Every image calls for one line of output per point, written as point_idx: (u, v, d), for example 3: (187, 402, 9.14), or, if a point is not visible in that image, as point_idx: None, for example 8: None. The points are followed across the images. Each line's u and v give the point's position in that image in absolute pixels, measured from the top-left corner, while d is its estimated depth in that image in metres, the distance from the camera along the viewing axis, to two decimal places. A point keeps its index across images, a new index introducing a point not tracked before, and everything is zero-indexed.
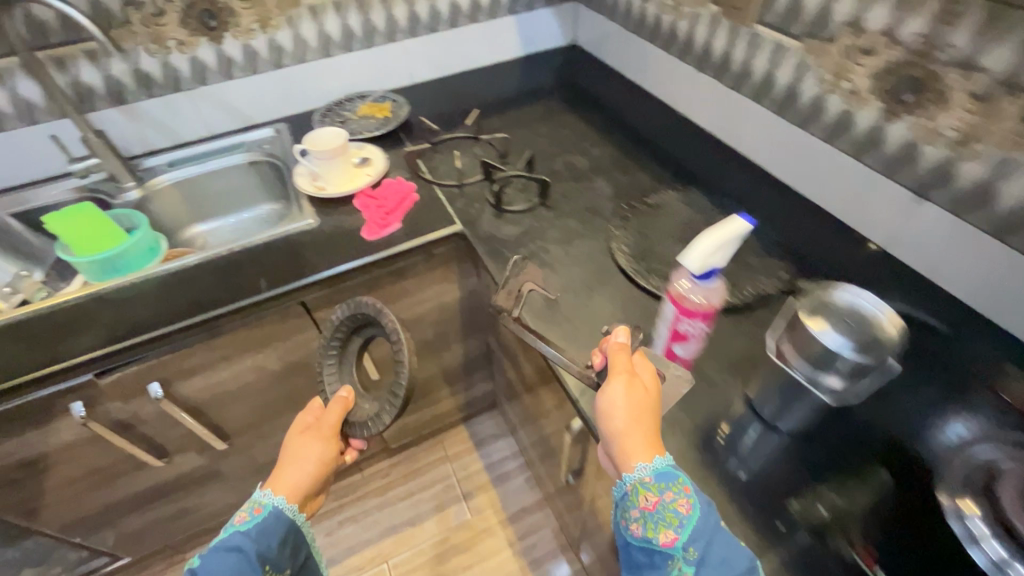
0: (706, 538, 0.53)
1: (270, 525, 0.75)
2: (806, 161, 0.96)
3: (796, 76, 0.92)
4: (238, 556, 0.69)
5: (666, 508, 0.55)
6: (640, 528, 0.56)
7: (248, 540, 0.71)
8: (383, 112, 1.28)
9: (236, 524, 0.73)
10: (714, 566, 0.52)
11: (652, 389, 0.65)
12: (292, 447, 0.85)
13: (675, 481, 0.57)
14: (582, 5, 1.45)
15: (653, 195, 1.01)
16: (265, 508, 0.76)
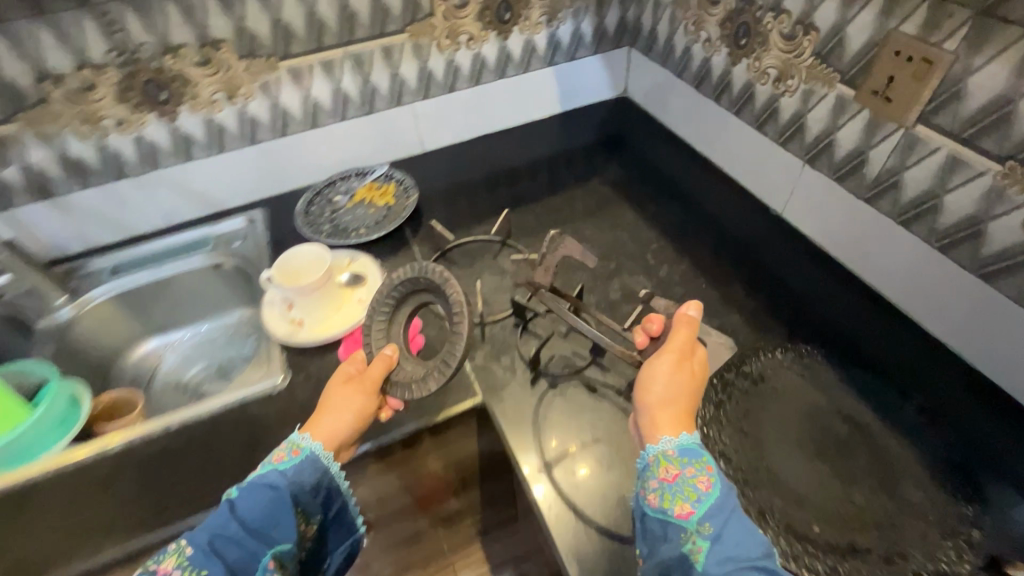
0: (725, 518, 0.49)
1: (311, 470, 0.59)
2: (992, 327, 0.66)
3: (982, 208, 0.62)
4: (271, 501, 0.54)
5: (685, 482, 0.51)
6: (655, 497, 0.51)
7: (283, 483, 0.56)
8: (386, 199, 1.01)
9: (273, 461, 0.58)
10: (729, 548, 0.47)
11: (700, 378, 0.61)
12: (329, 395, 0.65)
13: (698, 458, 0.53)
14: (637, 51, 1.15)
15: (751, 358, 0.71)
16: (303, 451, 0.59)
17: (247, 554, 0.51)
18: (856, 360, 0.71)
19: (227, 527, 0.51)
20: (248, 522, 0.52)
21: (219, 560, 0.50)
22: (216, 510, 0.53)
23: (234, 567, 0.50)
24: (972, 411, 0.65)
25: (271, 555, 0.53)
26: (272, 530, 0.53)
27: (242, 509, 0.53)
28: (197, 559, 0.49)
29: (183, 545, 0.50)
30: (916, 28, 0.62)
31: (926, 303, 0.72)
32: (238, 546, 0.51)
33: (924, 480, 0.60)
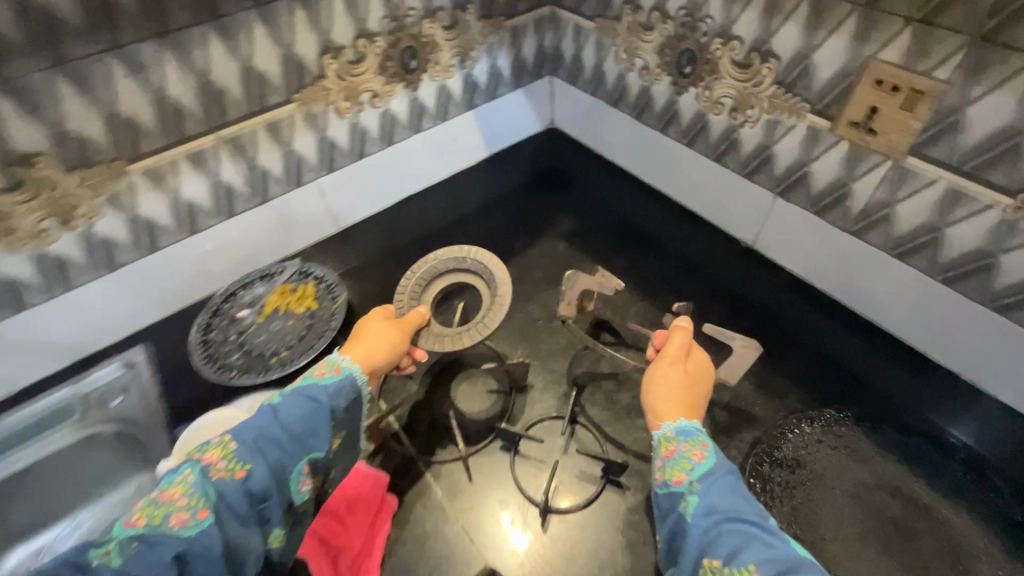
0: (718, 486, 0.49)
1: (348, 391, 0.55)
2: (1011, 357, 0.62)
3: (990, 243, 0.57)
4: (309, 414, 0.51)
5: (681, 455, 0.53)
6: (659, 473, 0.54)
7: (323, 396, 0.52)
8: (307, 304, 0.82)
9: (313, 374, 0.55)
10: (715, 502, 0.49)
11: (702, 373, 0.60)
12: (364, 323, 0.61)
13: (694, 436, 0.54)
14: (560, 80, 1.04)
15: (781, 439, 0.63)
16: (342, 371, 0.55)
17: (286, 456, 0.49)
18: (883, 415, 0.65)
19: (269, 428, 0.49)
20: (289, 427, 0.50)
21: (261, 458, 0.48)
22: (259, 411, 0.51)
23: (273, 467, 0.48)
24: (1008, 454, 0.61)
25: (305, 462, 0.50)
26: (310, 437, 0.51)
27: (284, 415, 0.51)
28: (243, 454, 0.48)
29: (227, 438, 0.48)
30: (899, 55, 0.55)
31: (935, 335, 0.67)
32: (279, 447, 0.49)
33: (998, 556, 0.54)
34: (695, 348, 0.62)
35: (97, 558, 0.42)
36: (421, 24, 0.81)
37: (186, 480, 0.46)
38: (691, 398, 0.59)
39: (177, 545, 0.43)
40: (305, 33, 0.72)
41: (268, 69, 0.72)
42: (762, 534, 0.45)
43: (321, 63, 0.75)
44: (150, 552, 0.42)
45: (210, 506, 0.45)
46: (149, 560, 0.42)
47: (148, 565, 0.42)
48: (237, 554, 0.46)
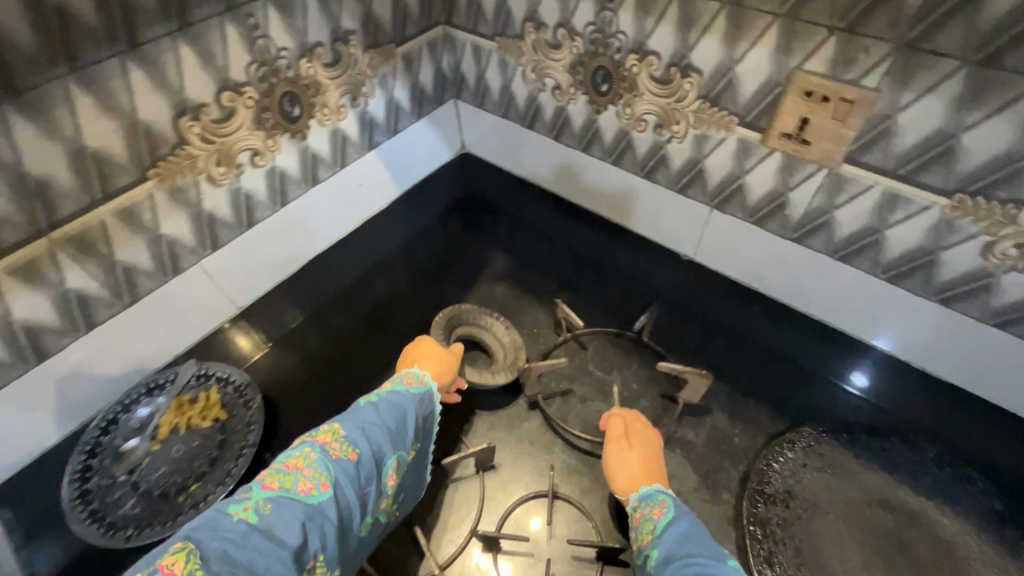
0: (674, 534, 0.49)
1: (430, 401, 0.59)
2: (954, 341, 0.63)
3: (930, 241, 0.58)
4: (402, 413, 0.56)
5: (644, 519, 0.53)
6: (635, 542, 0.53)
7: (411, 400, 0.57)
8: (214, 415, 0.68)
9: (403, 381, 0.60)
10: (673, 550, 0.48)
11: (647, 436, 0.59)
12: (421, 344, 0.66)
13: (654, 496, 0.54)
14: (464, 102, 0.95)
15: (767, 471, 0.60)
16: (424, 382, 0.60)
17: (385, 444, 0.53)
18: (853, 422, 0.64)
19: (374, 419, 0.54)
20: (386, 420, 0.54)
21: (369, 443, 0.52)
22: (358, 406, 0.56)
23: (375, 453, 0.52)
24: (967, 436, 0.63)
25: (394, 458, 0.54)
26: (401, 434, 0.55)
27: (383, 410, 0.55)
28: (353, 437, 0.52)
29: (337, 425, 0.52)
30: (824, 66, 0.53)
31: (883, 329, 0.67)
32: (381, 435, 0.53)
33: (989, 554, 0.55)
34: (634, 420, 0.61)
35: (234, 513, 0.44)
36: (297, 65, 0.69)
37: (309, 454, 0.49)
38: (650, 469, 0.57)
39: (302, 510, 0.45)
40: (147, 95, 0.57)
41: (106, 146, 0.57)
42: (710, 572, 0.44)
43: (177, 128, 0.61)
44: (283, 512, 0.45)
45: (331, 479, 0.48)
46: (280, 520, 0.44)
47: (280, 525, 0.44)
48: (342, 532, 0.48)
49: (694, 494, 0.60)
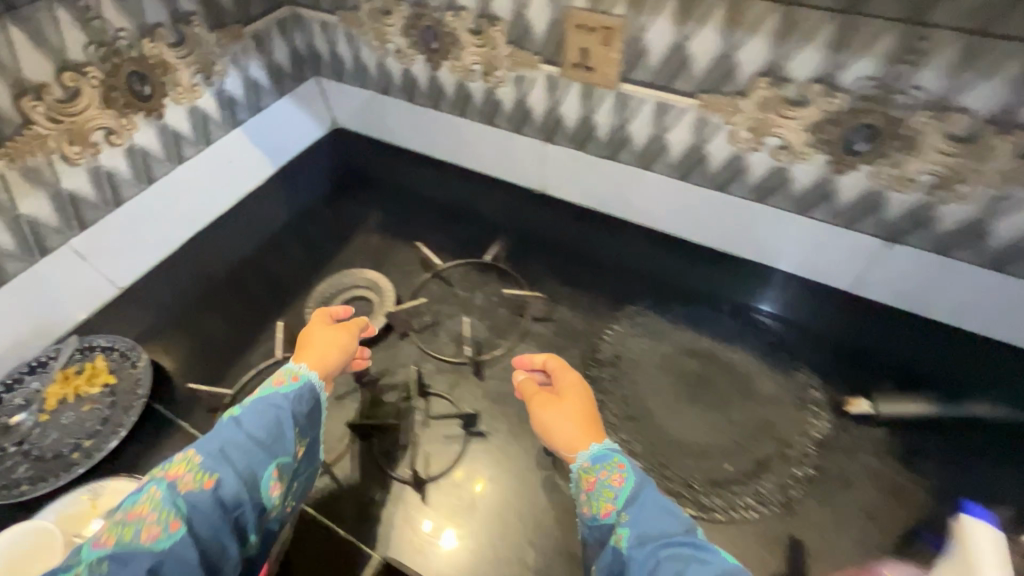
0: (643, 503, 0.48)
1: (309, 397, 0.54)
2: (731, 222, 0.78)
3: (696, 137, 0.72)
4: (274, 419, 0.50)
5: (602, 484, 0.50)
6: (586, 508, 0.50)
7: (283, 404, 0.52)
8: (102, 380, 0.71)
9: (273, 384, 0.54)
10: (643, 528, 0.45)
11: (578, 386, 0.60)
12: (311, 331, 0.63)
13: (611, 459, 0.52)
14: (325, 78, 1.02)
15: (601, 342, 0.73)
16: (301, 376, 0.55)
17: (256, 459, 0.48)
18: (669, 297, 0.78)
19: (237, 436, 0.48)
20: (253, 431, 0.49)
21: (231, 464, 0.46)
22: (220, 424, 0.49)
23: (244, 472, 0.46)
24: (754, 292, 0.78)
25: (274, 467, 0.49)
26: (276, 442, 0.50)
27: (250, 422, 0.50)
28: (209, 463, 0.46)
29: (191, 453, 0.46)
30: (586, 2, 0.66)
31: (685, 222, 0.82)
32: (248, 452, 0.47)
33: (767, 374, 0.68)
34: (564, 377, 0.61)
35: None
36: (140, 46, 0.73)
37: (154, 495, 0.43)
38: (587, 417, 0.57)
39: (151, 559, 0.40)
40: None
41: None
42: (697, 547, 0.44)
43: (21, 109, 0.65)
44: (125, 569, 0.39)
45: (184, 516, 0.42)
46: None
47: None
48: (213, 562, 0.44)
49: None
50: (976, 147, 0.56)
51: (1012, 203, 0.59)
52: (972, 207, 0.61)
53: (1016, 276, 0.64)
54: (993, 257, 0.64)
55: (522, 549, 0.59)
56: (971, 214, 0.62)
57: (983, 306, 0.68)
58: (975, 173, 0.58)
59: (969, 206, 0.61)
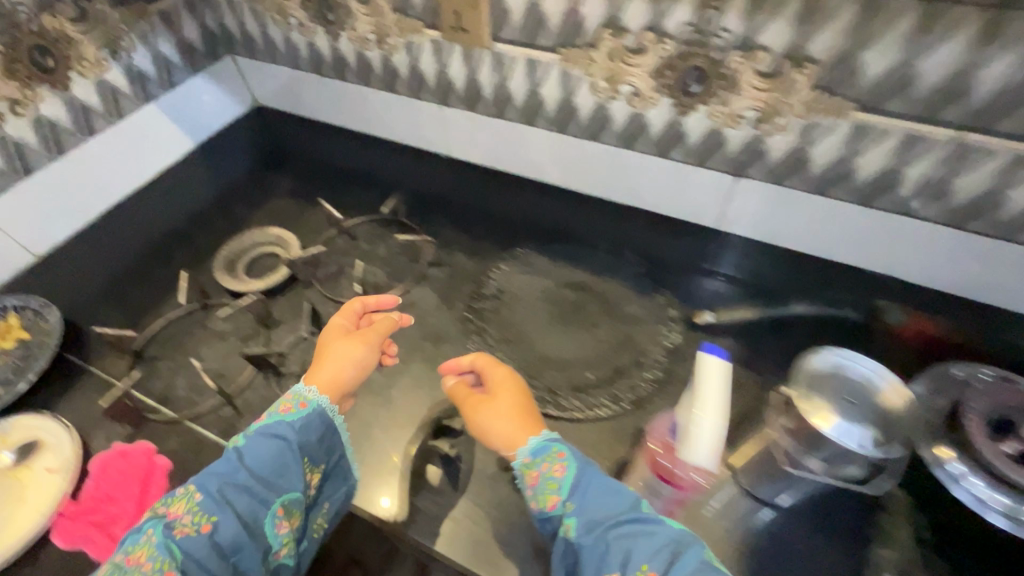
0: (587, 490, 0.50)
1: (319, 424, 0.56)
2: (608, 170, 0.86)
3: (564, 90, 0.79)
4: (276, 458, 0.53)
5: (545, 478, 0.52)
6: (533, 502, 0.52)
7: (287, 438, 0.54)
8: (15, 334, 0.75)
9: (280, 411, 0.56)
10: (594, 513, 0.49)
11: (506, 382, 0.60)
12: (330, 340, 0.63)
13: (550, 451, 0.53)
14: (240, 57, 1.06)
15: (488, 279, 0.80)
16: (311, 403, 0.57)
17: (256, 501, 0.51)
18: (554, 240, 0.85)
19: (236, 476, 0.51)
20: (254, 469, 0.52)
21: (227, 508, 0.50)
22: (224, 457, 0.53)
23: (244, 516, 0.50)
24: (632, 232, 0.86)
25: (277, 506, 0.52)
26: (279, 480, 0.52)
27: (252, 461, 0.52)
28: (209, 506, 0.50)
29: (192, 492, 0.50)
30: None
31: (571, 173, 0.90)
32: (247, 494, 0.51)
33: (633, 299, 0.76)
34: (491, 374, 0.60)
35: None
36: (39, 20, 0.78)
37: (149, 541, 0.48)
38: (524, 412, 0.57)
39: None
40: None
41: None
42: (643, 528, 0.47)
43: None
44: None
45: (177, 565, 0.46)
46: None
47: None
48: None
49: (434, 307, 0.77)
50: (781, 81, 0.65)
51: (819, 131, 0.67)
52: (791, 137, 0.69)
53: (838, 199, 0.73)
54: (818, 182, 0.73)
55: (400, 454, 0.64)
56: (792, 144, 0.70)
57: (823, 229, 0.77)
58: (786, 105, 0.67)
59: (789, 136, 0.70)
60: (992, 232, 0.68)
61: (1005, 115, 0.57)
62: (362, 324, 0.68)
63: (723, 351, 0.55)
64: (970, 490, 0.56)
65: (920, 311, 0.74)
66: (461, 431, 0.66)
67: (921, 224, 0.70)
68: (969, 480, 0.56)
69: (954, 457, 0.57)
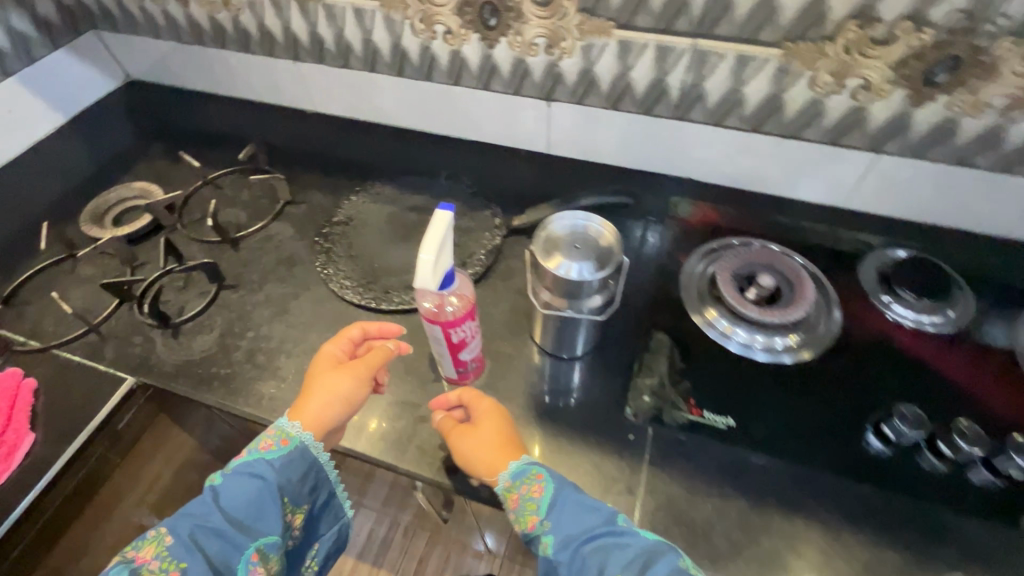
0: (563, 509, 0.55)
1: (298, 463, 0.59)
2: (447, 108, 0.96)
3: (392, 34, 0.88)
4: (253, 498, 0.56)
5: (524, 501, 0.56)
6: (517, 525, 0.57)
7: (263, 478, 0.57)
8: None
9: (260, 449, 0.59)
10: (567, 530, 0.54)
11: (491, 412, 0.63)
12: (318, 372, 0.63)
13: (528, 473, 0.57)
14: (102, 30, 1.10)
15: (338, 209, 0.89)
16: (292, 440, 0.59)
17: (230, 545, 0.53)
18: (403, 174, 0.95)
19: (209, 518, 0.54)
20: (232, 512, 0.55)
21: (199, 553, 0.52)
22: (201, 499, 0.56)
23: (214, 560, 0.52)
24: (474, 161, 0.96)
25: (253, 551, 0.54)
26: (256, 522, 0.55)
27: (227, 502, 0.55)
28: (179, 551, 0.52)
29: (166, 536, 0.53)
30: None
31: (418, 115, 0.99)
32: (221, 537, 0.53)
33: (466, 214, 0.87)
34: (479, 403, 0.63)
35: None
36: None
37: None
38: (504, 442, 0.60)
39: None
40: None
41: None
42: (616, 540, 0.52)
43: None
44: None
45: None
46: None
47: None
48: None
49: (290, 238, 0.86)
50: (554, 8, 0.76)
51: (596, 50, 0.79)
52: (578, 59, 0.81)
53: (629, 111, 0.85)
54: (610, 99, 0.85)
55: (250, 356, 0.73)
56: (581, 66, 0.82)
57: (628, 142, 0.89)
58: (565, 30, 0.78)
59: (576, 58, 0.81)
60: (745, 126, 0.81)
61: (717, 22, 0.70)
62: (359, 352, 0.68)
63: (452, 207, 0.54)
64: (738, 339, 0.70)
65: (704, 203, 0.87)
66: (306, 333, 0.75)
67: (693, 126, 0.83)
68: (735, 333, 0.69)
69: (719, 315, 0.71)
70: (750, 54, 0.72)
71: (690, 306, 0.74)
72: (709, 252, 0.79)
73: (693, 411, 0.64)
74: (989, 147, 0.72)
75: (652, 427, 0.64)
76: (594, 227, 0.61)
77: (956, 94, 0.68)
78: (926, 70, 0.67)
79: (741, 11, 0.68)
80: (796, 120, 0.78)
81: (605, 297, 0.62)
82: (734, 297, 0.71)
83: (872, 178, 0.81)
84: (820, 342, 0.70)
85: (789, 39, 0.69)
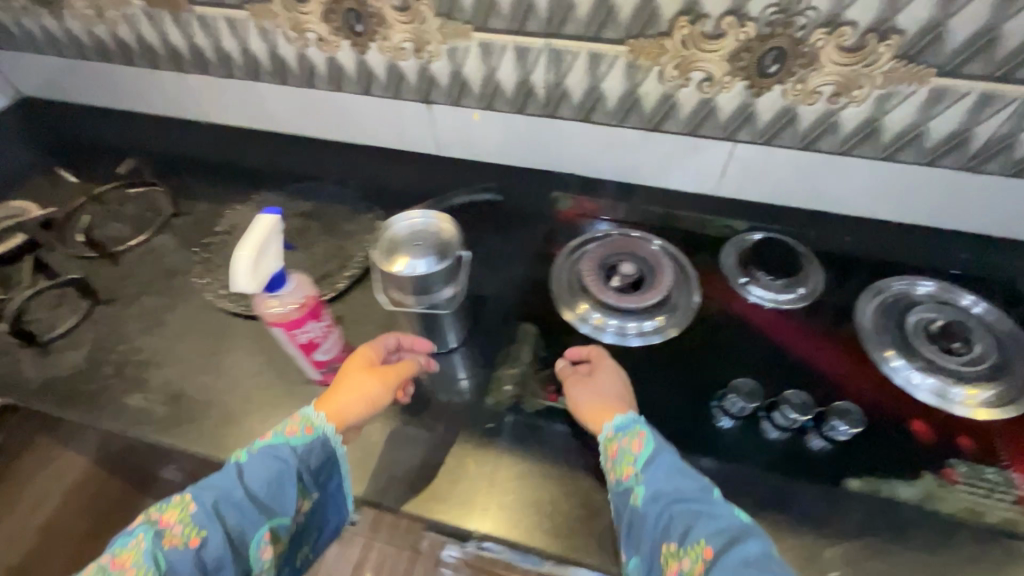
0: (663, 466, 0.54)
1: (321, 452, 0.56)
2: (336, 114, 0.97)
3: (267, 43, 0.89)
4: (274, 478, 0.53)
5: (623, 452, 0.56)
6: (610, 474, 0.56)
7: (289, 459, 0.54)
8: None
9: (286, 433, 0.56)
10: (661, 486, 0.52)
11: (613, 371, 0.65)
12: (348, 368, 0.62)
13: (632, 429, 0.57)
14: None
15: (223, 219, 0.89)
16: (316, 430, 0.57)
17: (247, 521, 0.51)
18: (293, 181, 0.95)
19: (234, 492, 0.52)
20: (254, 490, 0.52)
21: (218, 525, 0.50)
22: (225, 470, 0.54)
23: (231, 534, 0.50)
24: (364, 165, 0.97)
25: (267, 529, 0.52)
26: (275, 502, 0.53)
27: (251, 475, 0.53)
28: (201, 520, 0.50)
29: (189, 503, 0.50)
30: None
31: (309, 122, 1.00)
32: (238, 511, 0.51)
33: (351, 218, 0.88)
34: (603, 364, 0.66)
35: None
36: None
37: (140, 544, 0.48)
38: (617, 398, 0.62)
39: None
40: None
41: None
42: (710, 507, 0.51)
43: None
44: None
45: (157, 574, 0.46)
46: None
47: None
48: None
49: (172, 250, 0.86)
50: (413, 13, 0.78)
51: (461, 53, 0.81)
52: (446, 62, 0.83)
53: (504, 111, 0.87)
54: (484, 99, 0.87)
55: (120, 370, 0.73)
56: (450, 68, 0.84)
57: (508, 141, 0.91)
58: (428, 34, 0.80)
59: (444, 61, 0.83)
60: (611, 121, 0.84)
61: (564, 21, 0.73)
62: (391, 359, 0.67)
63: (279, 212, 0.58)
64: (609, 329, 0.72)
65: (584, 196, 0.90)
66: (180, 343, 0.75)
67: (564, 123, 0.86)
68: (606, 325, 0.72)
69: (590, 308, 0.74)
70: (600, 52, 0.75)
71: (558, 300, 0.76)
72: (579, 245, 0.82)
73: (551, 396, 0.67)
74: (828, 131, 0.77)
75: (511, 415, 0.67)
76: (433, 222, 0.64)
77: (789, 83, 0.73)
78: (758, 62, 0.71)
79: (582, 11, 0.71)
80: (655, 113, 0.81)
81: (456, 289, 0.64)
82: (595, 286, 0.74)
83: (735, 167, 0.84)
84: (682, 317, 0.74)
85: (632, 36, 0.73)
